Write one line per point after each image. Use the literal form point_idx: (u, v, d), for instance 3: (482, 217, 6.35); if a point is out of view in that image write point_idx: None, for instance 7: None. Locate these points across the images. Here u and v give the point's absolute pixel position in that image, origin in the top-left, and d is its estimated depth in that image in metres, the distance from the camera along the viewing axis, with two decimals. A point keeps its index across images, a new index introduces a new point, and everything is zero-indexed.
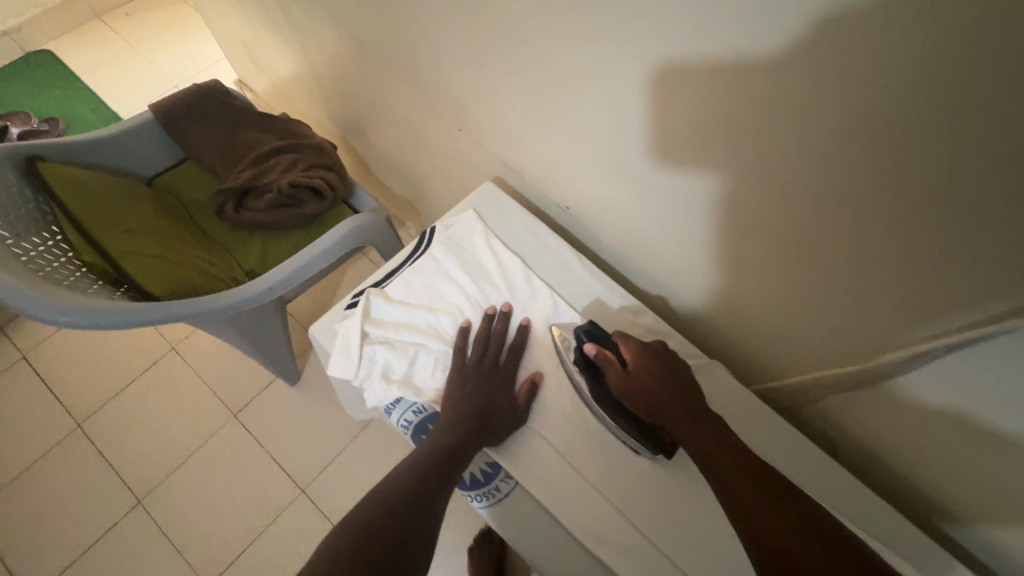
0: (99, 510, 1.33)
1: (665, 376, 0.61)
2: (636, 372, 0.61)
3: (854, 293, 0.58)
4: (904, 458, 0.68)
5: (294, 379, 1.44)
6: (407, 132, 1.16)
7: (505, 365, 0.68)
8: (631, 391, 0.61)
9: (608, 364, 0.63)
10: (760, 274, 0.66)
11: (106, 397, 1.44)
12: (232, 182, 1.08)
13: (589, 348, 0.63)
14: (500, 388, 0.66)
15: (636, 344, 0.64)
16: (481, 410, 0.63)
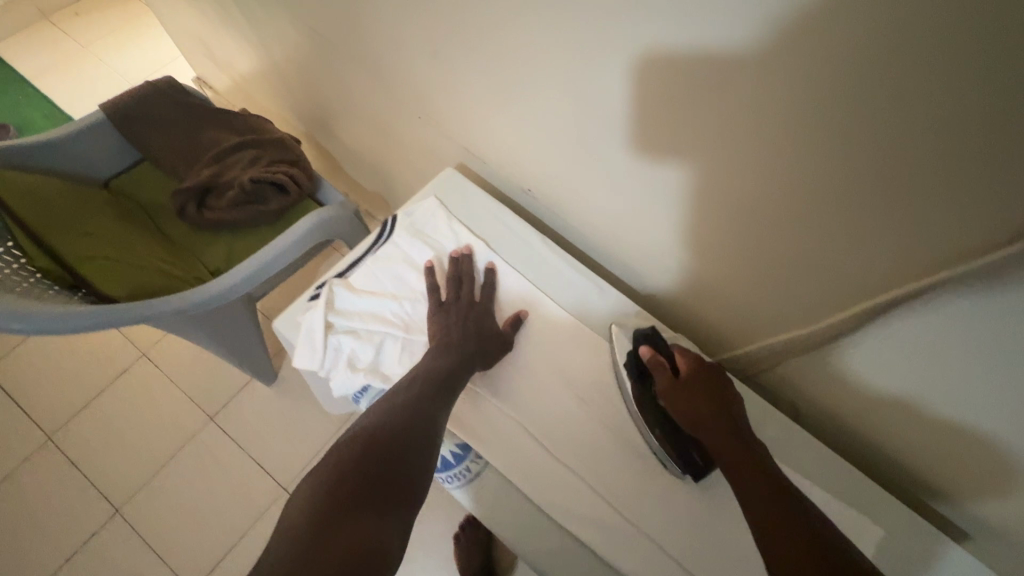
0: (76, 522, 1.30)
1: (713, 393, 0.59)
2: (689, 381, 0.60)
3: (807, 257, 0.60)
4: (856, 415, 0.71)
5: (272, 379, 1.43)
6: (375, 125, 1.16)
7: (482, 301, 0.71)
8: (676, 401, 0.59)
9: (659, 369, 0.62)
10: (720, 246, 0.68)
11: (78, 408, 1.41)
12: (192, 180, 1.06)
13: (644, 349, 0.63)
14: (482, 323, 0.68)
15: (694, 358, 0.63)
16: (471, 339, 0.66)
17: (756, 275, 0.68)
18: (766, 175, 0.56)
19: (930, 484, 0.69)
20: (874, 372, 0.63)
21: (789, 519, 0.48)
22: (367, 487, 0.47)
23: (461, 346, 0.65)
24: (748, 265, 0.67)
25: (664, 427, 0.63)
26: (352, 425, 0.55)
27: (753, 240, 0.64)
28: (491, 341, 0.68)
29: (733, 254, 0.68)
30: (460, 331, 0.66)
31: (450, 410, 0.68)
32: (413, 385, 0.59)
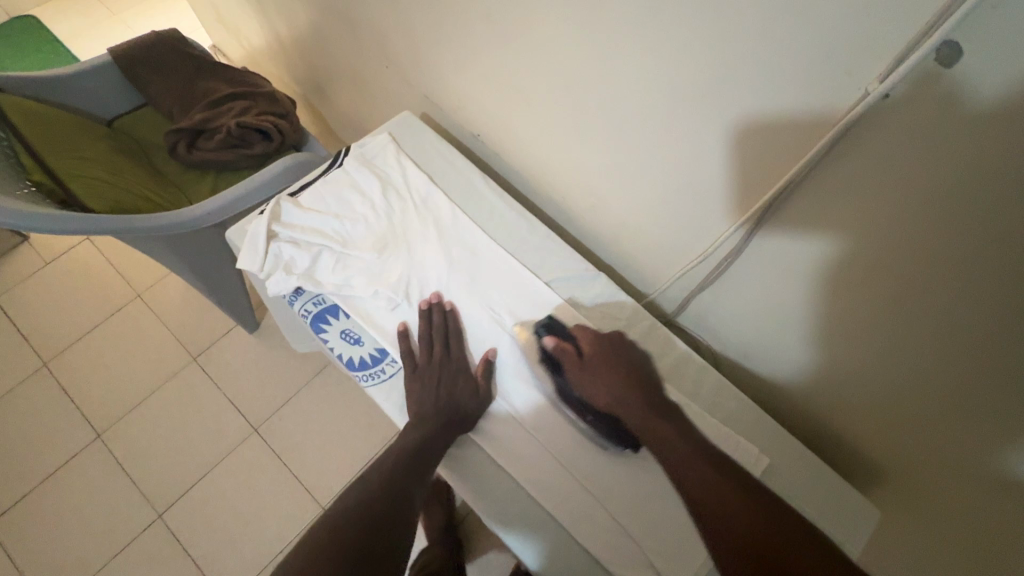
0: (61, 442, 1.39)
1: (621, 367, 0.64)
2: (591, 363, 0.65)
3: (708, 176, 0.66)
4: (766, 344, 0.76)
5: (254, 326, 1.51)
6: (359, 82, 1.23)
7: (455, 354, 0.69)
8: (587, 384, 0.64)
9: (565, 357, 0.66)
10: (642, 175, 0.75)
11: (74, 339, 1.51)
12: (185, 122, 1.15)
13: (547, 340, 0.67)
14: (453, 384, 0.67)
15: (591, 335, 0.67)
16: (441, 406, 0.65)
17: (675, 203, 0.73)
18: (667, 88, 0.63)
19: (833, 418, 0.74)
20: (767, 296, 0.70)
21: (697, 460, 0.54)
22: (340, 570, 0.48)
23: (432, 412, 0.64)
24: (671, 196, 0.73)
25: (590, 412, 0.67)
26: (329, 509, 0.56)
27: (670, 159, 0.69)
28: (465, 400, 0.67)
29: (654, 179, 0.74)
30: (430, 398, 0.65)
31: (374, 315, 0.71)
32: (391, 462, 0.61)
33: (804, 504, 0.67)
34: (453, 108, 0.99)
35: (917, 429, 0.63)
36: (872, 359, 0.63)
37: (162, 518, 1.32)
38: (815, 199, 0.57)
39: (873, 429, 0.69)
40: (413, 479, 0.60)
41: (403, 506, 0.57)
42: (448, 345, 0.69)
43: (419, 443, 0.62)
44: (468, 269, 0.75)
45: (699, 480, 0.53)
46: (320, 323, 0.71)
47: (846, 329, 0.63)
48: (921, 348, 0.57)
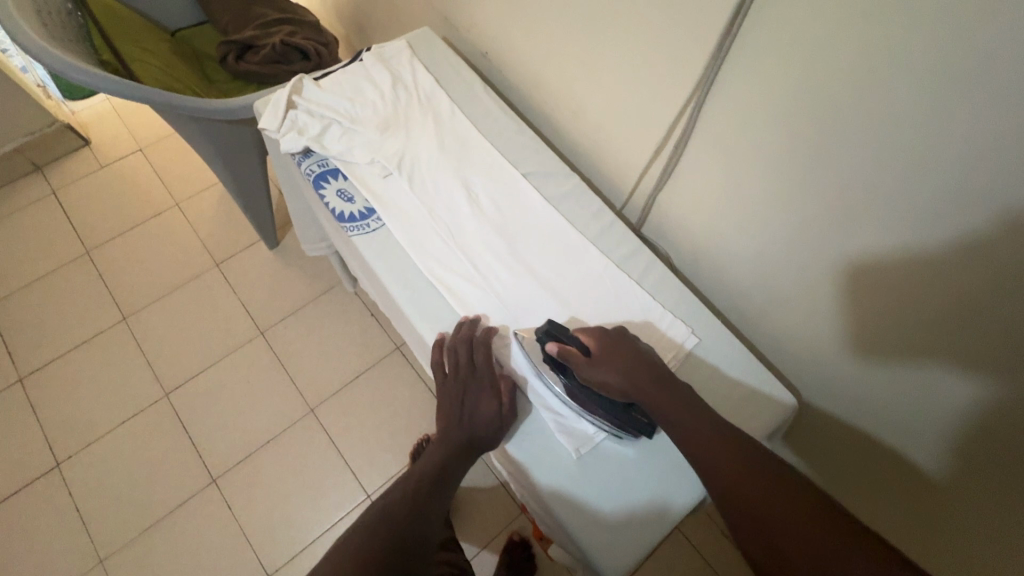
0: (91, 320, 1.54)
1: (629, 353, 0.66)
2: (602, 355, 0.66)
3: (673, 75, 0.74)
4: (714, 244, 0.86)
5: (274, 243, 1.64)
6: (395, 19, 1.34)
7: (482, 367, 0.71)
8: (600, 374, 0.65)
9: (574, 357, 0.66)
10: (622, 84, 0.83)
11: (115, 234, 1.67)
12: (237, 38, 1.28)
13: (551, 346, 0.66)
14: (474, 399, 0.70)
15: (594, 331, 0.68)
16: (460, 425, 0.68)
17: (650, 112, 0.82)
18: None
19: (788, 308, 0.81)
20: (888, 320, 0.68)
21: (716, 439, 0.57)
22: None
23: (453, 434, 0.68)
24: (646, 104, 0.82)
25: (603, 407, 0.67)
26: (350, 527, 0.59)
27: (648, 67, 0.77)
28: (486, 418, 0.68)
29: (635, 94, 0.82)
30: (452, 417, 0.69)
31: (366, 178, 0.81)
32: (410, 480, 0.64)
33: (724, 390, 0.73)
34: (472, 38, 1.09)
35: (897, 366, 0.71)
36: (821, 234, 0.70)
37: (167, 397, 1.45)
38: (747, 75, 0.66)
39: (816, 317, 0.78)
40: (431, 500, 0.62)
41: (419, 521, 0.58)
42: (474, 358, 0.72)
43: (439, 465, 0.66)
44: (458, 155, 0.84)
45: (721, 459, 0.56)
46: (321, 182, 0.82)
47: (797, 201, 0.70)
48: (895, 274, 0.64)
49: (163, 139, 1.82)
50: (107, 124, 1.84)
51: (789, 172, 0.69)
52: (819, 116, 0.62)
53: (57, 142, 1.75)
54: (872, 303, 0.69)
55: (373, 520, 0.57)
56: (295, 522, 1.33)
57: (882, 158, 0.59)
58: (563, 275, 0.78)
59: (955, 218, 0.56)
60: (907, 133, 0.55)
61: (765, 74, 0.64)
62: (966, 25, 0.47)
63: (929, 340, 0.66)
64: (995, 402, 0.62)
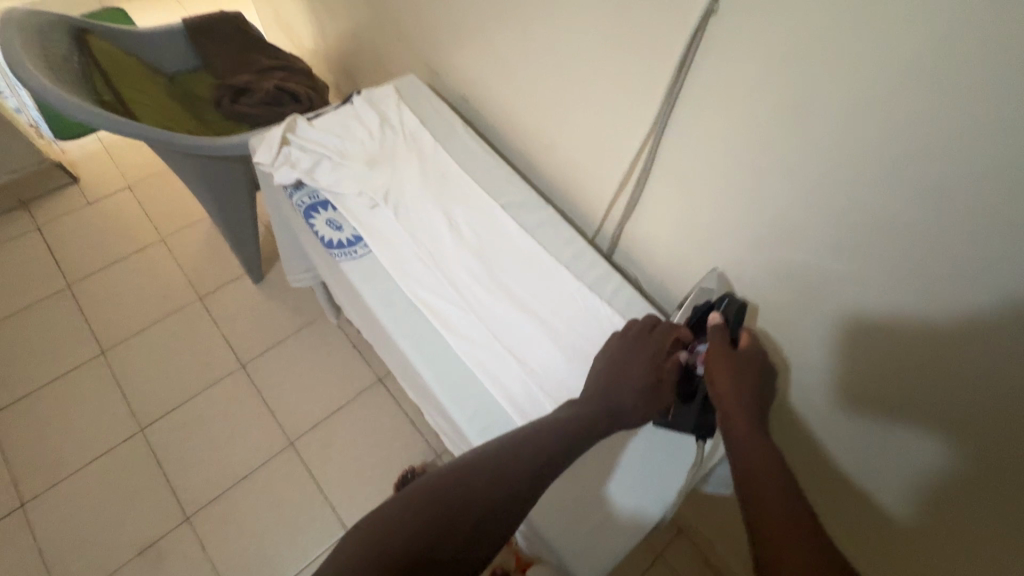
0: (67, 354, 1.52)
1: (753, 374, 0.70)
2: (740, 352, 0.72)
3: (635, 117, 0.83)
4: (679, 269, 0.93)
5: (259, 277, 1.67)
6: (383, 67, 1.44)
7: (658, 342, 0.76)
8: (716, 351, 0.71)
9: (720, 329, 0.74)
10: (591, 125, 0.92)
11: (97, 269, 1.67)
12: (231, 82, 1.36)
13: (717, 314, 0.76)
14: (637, 365, 0.73)
15: (756, 346, 0.74)
16: (609, 389, 0.70)
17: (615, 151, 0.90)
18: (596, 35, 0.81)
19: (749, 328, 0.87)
20: (852, 370, 0.74)
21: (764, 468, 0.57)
22: (435, 527, 0.52)
23: (602, 399, 0.69)
24: (612, 144, 0.90)
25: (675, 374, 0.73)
26: (466, 454, 0.61)
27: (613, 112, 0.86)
28: (642, 393, 0.71)
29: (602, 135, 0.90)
30: (605, 376, 0.72)
31: (353, 209, 0.87)
32: (548, 427, 0.65)
33: None
34: (456, 84, 1.17)
35: (873, 425, 0.76)
36: (784, 266, 0.75)
37: (143, 432, 1.43)
38: (706, 108, 0.72)
39: (773, 340, 0.83)
40: (563, 456, 0.63)
41: (532, 485, 0.59)
42: (651, 336, 0.76)
43: (589, 418, 0.67)
44: (441, 188, 0.91)
45: (766, 484, 0.55)
46: (311, 212, 0.87)
47: (761, 230, 0.75)
48: (874, 345, 0.70)
49: (151, 177, 1.87)
50: (95, 162, 1.88)
51: (749, 201, 0.75)
52: (771, 149, 0.68)
53: (44, 179, 1.78)
54: (830, 336, 0.75)
55: (486, 469, 0.58)
56: (270, 560, 1.30)
57: (830, 209, 0.65)
58: (540, 297, 0.83)
59: (898, 273, 0.62)
60: (854, 178, 0.61)
61: (722, 109, 0.70)
62: (887, 82, 0.53)
63: (896, 397, 0.71)
64: (965, 473, 0.68)
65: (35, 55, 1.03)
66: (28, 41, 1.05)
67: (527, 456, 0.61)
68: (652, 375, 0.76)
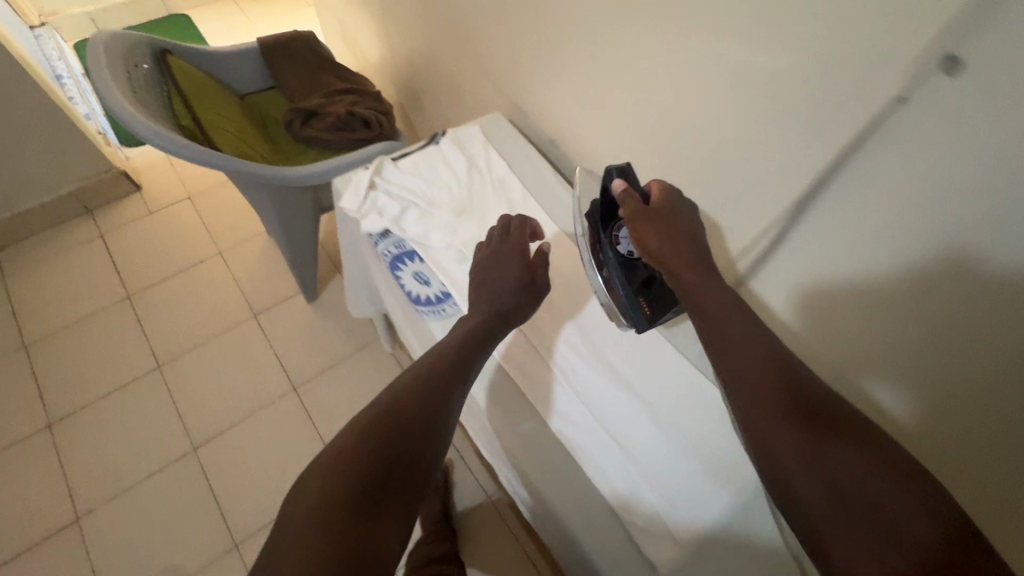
0: (126, 366, 1.53)
1: (683, 233, 0.62)
2: (655, 216, 0.62)
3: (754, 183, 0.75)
4: None
5: (314, 296, 1.65)
6: (455, 92, 1.39)
7: (515, 241, 0.80)
8: (641, 228, 0.62)
9: (629, 200, 0.64)
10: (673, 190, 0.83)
11: (156, 280, 1.68)
12: (303, 105, 1.34)
13: (617, 183, 0.65)
14: (504, 267, 0.77)
15: (664, 190, 0.65)
16: (493, 303, 0.75)
17: None
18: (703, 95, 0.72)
19: None
20: None
21: (808, 443, 0.46)
22: (376, 463, 0.55)
23: (487, 313, 0.74)
24: None
25: (620, 274, 0.71)
26: (377, 398, 0.64)
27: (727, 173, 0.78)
28: (516, 300, 0.76)
29: None
30: (481, 290, 0.76)
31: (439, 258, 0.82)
32: (438, 355, 0.70)
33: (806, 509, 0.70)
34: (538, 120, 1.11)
35: None
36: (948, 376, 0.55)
37: (196, 451, 1.42)
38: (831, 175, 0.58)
39: None
40: (460, 376, 0.69)
41: (443, 401, 0.65)
42: (507, 237, 0.80)
43: (472, 339, 0.72)
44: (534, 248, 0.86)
45: (809, 475, 0.45)
46: (397, 264, 0.83)
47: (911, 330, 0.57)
48: None
49: (210, 188, 1.88)
50: (158, 171, 1.90)
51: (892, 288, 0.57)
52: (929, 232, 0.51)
53: (110, 187, 1.80)
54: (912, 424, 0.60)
55: (402, 403, 0.62)
56: None
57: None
58: (645, 373, 0.76)
59: None
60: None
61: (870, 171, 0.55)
62: None
63: (873, 375, 0.62)
64: None
65: (124, 81, 1.03)
66: (114, 64, 1.04)
67: (430, 382, 0.66)
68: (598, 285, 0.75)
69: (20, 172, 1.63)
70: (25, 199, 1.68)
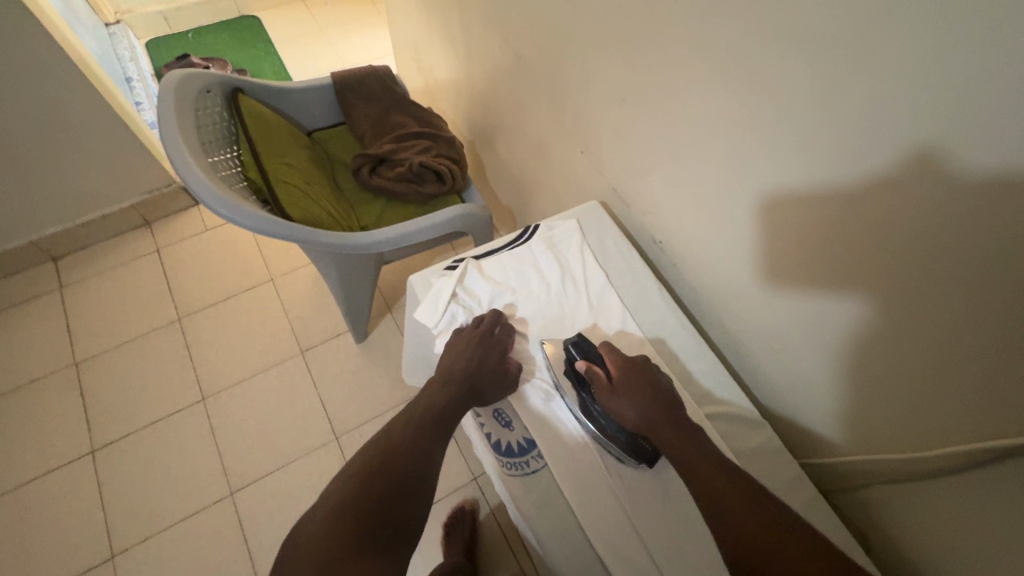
0: (171, 395, 1.50)
1: (648, 393, 0.67)
2: (624, 390, 0.68)
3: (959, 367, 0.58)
4: None
5: (362, 338, 1.58)
6: (534, 147, 1.26)
7: (496, 336, 0.75)
8: (620, 405, 0.67)
9: (595, 380, 0.69)
10: (819, 335, 0.70)
11: (207, 303, 1.64)
12: (373, 150, 1.24)
13: (580, 364, 0.70)
14: (486, 354, 0.72)
15: (621, 359, 0.71)
16: (470, 376, 0.71)
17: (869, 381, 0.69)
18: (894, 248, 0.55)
19: None
20: None
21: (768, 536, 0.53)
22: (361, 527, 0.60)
23: (461, 382, 0.71)
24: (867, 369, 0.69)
25: (614, 430, 0.69)
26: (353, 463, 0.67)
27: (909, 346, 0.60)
28: (493, 378, 0.72)
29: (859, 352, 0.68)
30: (461, 365, 0.71)
31: (527, 401, 0.74)
32: (415, 419, 0.71)
33: None
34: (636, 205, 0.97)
35: None
36: None
37: (232, 497, 1.37)
38: None
39: None
40: (436, 443, 0.70)
41: (422, 465, 0.67)
42: (491, 330, 0.75)
43: (446, 405, 0.71)
44: None
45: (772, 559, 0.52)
46: None
47: None
48: None
49: None
50: None
51: None
52: None
53: (170, 200, 1.78)
54: None
55: (378, 471, 0.65)
56: None
57: None
58: None
59: None
60: None
61: None
62: None
63: None
64: None
65: (191, 133, 0.96)
66: (182, 111, 0.97)
67: (407, 450, 0.68)
68: (597, 441, 0.71)
69: (85, 184, 1.61)
70: (89, 210, 1.67)
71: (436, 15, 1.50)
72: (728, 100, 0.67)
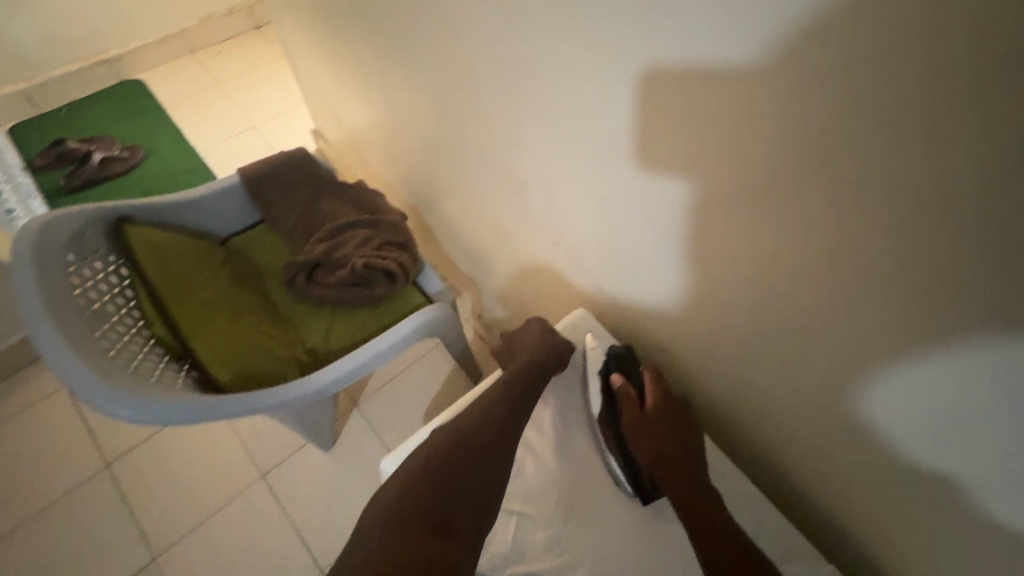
0: (114, 562, 1.26)
1: (668, 424, 0.75)
2: (647, 413, 0.76)
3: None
4: None
5: (329, 445, 1.40)
6: (490, 221, 1.12)
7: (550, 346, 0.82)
8: (633, 425, 0.75)
9: (626, 398, 0.77)
10: (880, 436, 0.62)
11: (140, 439, 1.41)
12: (305, 254, 1.05)
13: (615, 377, 0.79)
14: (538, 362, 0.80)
15: (658, 388, 0.78)
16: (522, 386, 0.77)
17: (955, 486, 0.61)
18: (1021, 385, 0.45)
19: None
20: None
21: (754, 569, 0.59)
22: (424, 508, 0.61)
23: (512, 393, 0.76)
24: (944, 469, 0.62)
25: (622, 453, 0.76)
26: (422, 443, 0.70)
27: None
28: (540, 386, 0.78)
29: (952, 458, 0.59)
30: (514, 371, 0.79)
31: None
32: (475, 412, 0.73)
33: None
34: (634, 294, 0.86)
35: None
36: None
37: None
38: None
39: None
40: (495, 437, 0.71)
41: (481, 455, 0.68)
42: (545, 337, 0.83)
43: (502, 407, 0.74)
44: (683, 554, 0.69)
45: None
46: None
47: None
48: None
49: None
50: None
51: None
52: None
53: None
54: None
55: (444, 452, 0.67)
56: None
57: None
58: None
59: None
60: None
61: None
62: None
63: None
64: None
65: (68, 303, 0.76)
66: (49, 270, 0.76)
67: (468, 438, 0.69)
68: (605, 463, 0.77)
69: None
70: None
71: (350, 76, 1.32)
72: (753, 203, 0.55)
